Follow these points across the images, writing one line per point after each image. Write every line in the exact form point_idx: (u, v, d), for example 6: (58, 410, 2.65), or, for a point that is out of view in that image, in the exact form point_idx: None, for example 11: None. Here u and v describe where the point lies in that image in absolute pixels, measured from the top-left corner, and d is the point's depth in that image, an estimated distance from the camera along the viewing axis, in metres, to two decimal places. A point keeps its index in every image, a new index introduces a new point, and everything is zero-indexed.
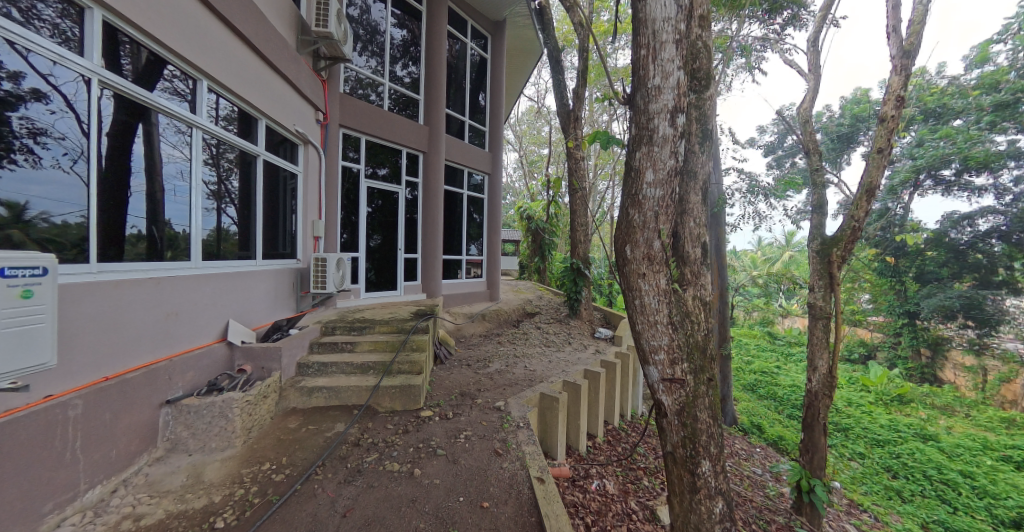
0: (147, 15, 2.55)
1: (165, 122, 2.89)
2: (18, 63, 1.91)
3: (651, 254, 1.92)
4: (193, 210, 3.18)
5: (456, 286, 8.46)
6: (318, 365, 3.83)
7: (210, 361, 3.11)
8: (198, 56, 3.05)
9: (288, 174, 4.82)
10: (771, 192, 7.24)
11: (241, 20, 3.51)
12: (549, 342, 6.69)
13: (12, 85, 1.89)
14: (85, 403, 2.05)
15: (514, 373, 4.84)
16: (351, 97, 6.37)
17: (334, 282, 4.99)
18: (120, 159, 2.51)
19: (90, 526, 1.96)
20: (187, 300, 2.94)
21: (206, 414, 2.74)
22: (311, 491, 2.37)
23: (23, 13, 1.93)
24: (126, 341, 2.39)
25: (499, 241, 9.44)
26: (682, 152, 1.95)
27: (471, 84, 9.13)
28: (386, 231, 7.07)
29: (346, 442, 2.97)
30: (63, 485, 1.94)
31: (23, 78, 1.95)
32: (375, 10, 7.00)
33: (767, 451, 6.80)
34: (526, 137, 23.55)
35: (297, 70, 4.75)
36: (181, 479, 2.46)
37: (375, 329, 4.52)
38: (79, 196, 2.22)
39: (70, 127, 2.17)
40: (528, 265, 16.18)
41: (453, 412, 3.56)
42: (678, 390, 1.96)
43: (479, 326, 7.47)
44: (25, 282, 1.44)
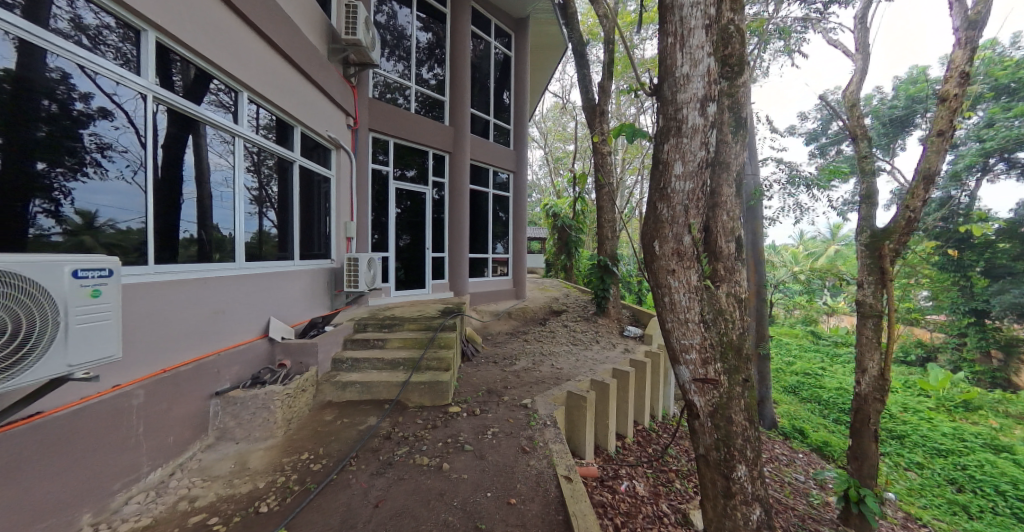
0: (194, 34, 2.74)
1: (212, 133, 3.09)
2: (87, 85, 2.11)
3: (680, 250, 1.85)
4: (236, 215, 3.38)
5: (482, 285, 8.56)
6: (351, 361, 3.99)
7: (253, 355, 3.31)
8: (239, 71, 3.25)
9: (321, 178, 5.03)
10: (813, 182, 6.79)
11: (275, 34, 3.69)
12: (576, 340, 6.62)
13: (82, 106, 2.09)
14: (144, 393, 2.25)
15: (540, 371, 4.84)
16: (379, 102, 6.56)
17: (366, 281, 5.16)
18: (174, 168, 2.72)
19: (152, 504, 2.16)
20: (232, 298, 3.13)
21: (250, 405, 2.92)
22: (346, 481, 2.47)
23: (91, 40, 2.13)
24: (180, 336, 2.59)
25: (524, 239, 9.43)
26: (713, 142, 1.88)
27: (495, 83, 9.15)
28: (414, 232, 7.24)
29: (377, 435, 3.08)
30: (127, 467, 2.13)
31: (93, 99, 2.15)
32: (401, 15, 7.17)
33: (810, 457, 6.42)
34: (551, 134, 23.48)
35: (327, 77, 4.92)
36: (228, 465, 2.64)
37: (404, 326, 4.64)
38: (139, 203, 2.42)
39: (130, 141, 2.37)
40: (555, 263, 16.13)
41: (481, 409, 3.61)
42: (711, 391, 1.89)
43: (505, 324, 7.48)
44: (95, 283, 1.61)
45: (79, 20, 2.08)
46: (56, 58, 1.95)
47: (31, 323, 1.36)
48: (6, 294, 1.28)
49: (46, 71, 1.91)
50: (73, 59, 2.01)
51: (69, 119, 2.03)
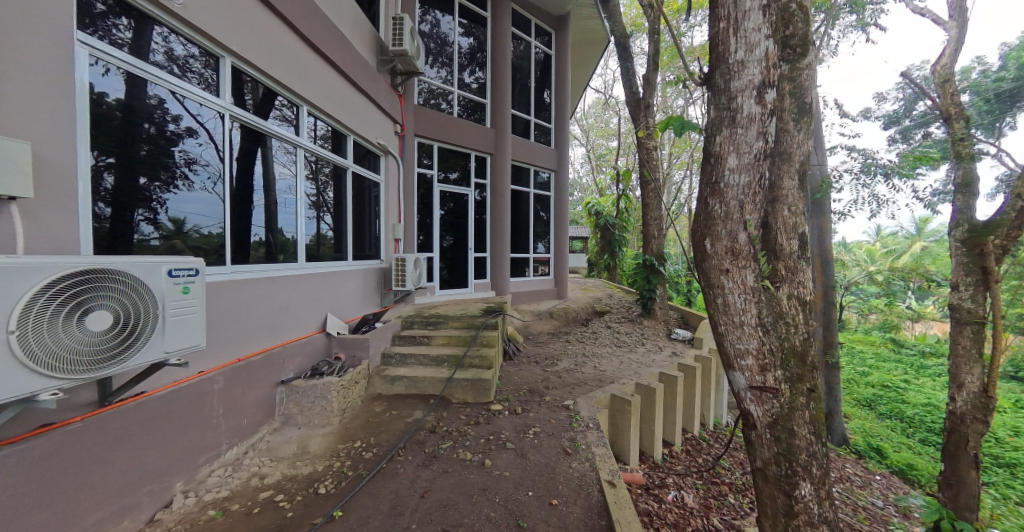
0: (261, 56, 3.04)
1: (278, 146, 3.40)
2: (177, 107, 2.41)
3: (735, 248, 1.73)
4: (298, 219, 3.69)
5: (523, 284, 8.59)
6: (399, 356, 4.18)
7: (312, 348, 3.59)
8: (299, 86, 3.54)
9: (372, 183, 5.32)
10: (894, 170, 6.04)
11: (330, 50, 3.97)
12: (620, 342, 6.43)
13: (174, 126, 2.39)
14: (223, 380, 2.53)
15: (583, 372, 4.76)
16: (424, 108, 6.83)
17: (412, 280, 5.39)
18: (246, 178, 3.03)
19: (230, 479, 2.42)
20: (294, 295, 3.42)
21: (310, 394, 3.17)
22: (394, 470, 2.60)
23: (180, 68, 2.44)
24: (251, 329, 2.87)
25: (566, 238, 9.33)
26: (773, 131, 1.73)
27: (536, 82, 9.15)
28: (457, 232, 7.44)
29: (423, 428, 3.21)
30: (209, 444, 2.40)
31: (182, 119, 2.45)
32: (444, 23, 7.41)
33: (890, 480, 5.70)
34: (593, 131, 23.05)
35: (377, 88, 5.20)
36: (292, 447, 2.88)
37: (448, 324, 4.78)
38: (217, 210, 2.73)
39: (211, 155, 2.67)
40: (597, 262, 15.78)
41: (522, 408, 3.63)
42: (770, 400, 1.75)
43: (546, 324, 7.44)
44: (185, 280, 1.83)
45: (171, 52, 2.39)
46: (154, 86, 2.26)
47: (137, 319, 1.59)
48: (113, 294, 1.50)
49: (147, 98, 2.22)
50: (166, 86, 2.31)
51: (165, 139, 2.34)
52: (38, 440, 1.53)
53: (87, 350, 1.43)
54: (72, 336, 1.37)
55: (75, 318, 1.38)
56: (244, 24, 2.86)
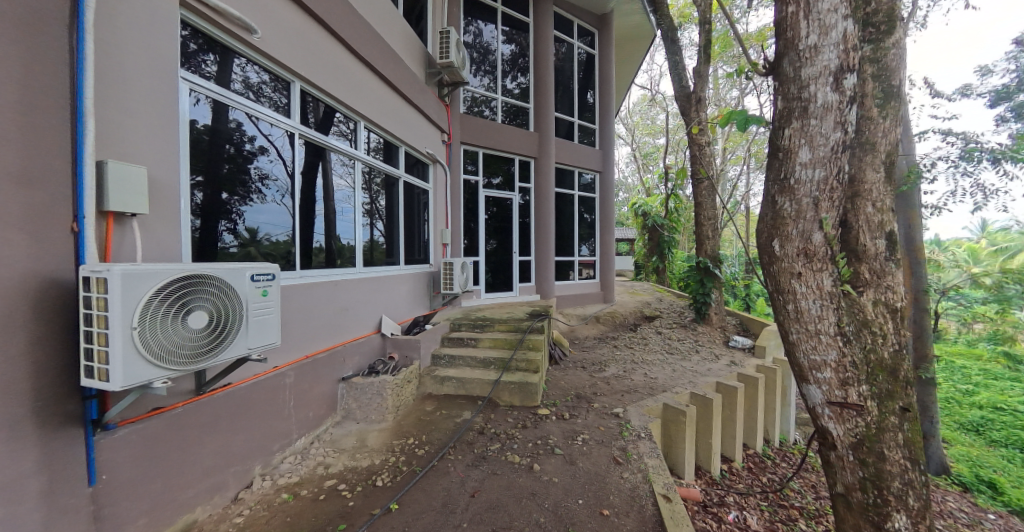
0: (323, 77, 3.32)
1: (336, 159, 3.65)
2: (252, 129, 2.70)
3: (808, 250, 1.59)
4: (355, 227, 3.94)
5: (567, 288, 8.50)
6: (447, 357, 4.31)
7: (369, 348, 3.81)
8: (356, 103, 3.81)
9: (421, 191, 5.56)
10: (1005, 155, 5.16)
11: (384, 68, 4.24)
12: (672, 349, 6.11)
13: (250, 146, 2.68)
14: (293, 375, 2.76)
15: (632, 379, 4.59)
16: (469, 116, 7.03)
17: (459, 284, 5.55)
18: (309, 190, 3.30)
19: (299, 466, 2.64)
20: (352, 298, 3.65)
21: (368, 390, 3.36)
22: (445, 469, 2.68)
23: (256, 94, 2.74)
24: (316, 329, 3.11)
25: (612, 240, 9.09)
26: (852, 120, 1.58)
27: (579, 83, 9.05)
28: (501, 236, 7.54)
29: (472, 429, 3.27)
30: (282, 432, 2.63)
31: (256, 140, 2.74)
32: (486, 32, 7.59)
33: (1007, 519, 4.82)
34: (639, 129, 22.37)
35: (426, 99, 5.44)
36: (352, 440, 3.07)
37: (494, 327, 4.86)
38: (285, 220, 3.00)
39: (280, 171, 2.95)
40: (645, 265, 15.22)
41: (570, 413, 3.58)
42: (853, 418, 1.57)
43: (592, 329, 7.28)
44: (264, 284, 2.04)
45: (248, 80, 2.69)
46: (234, 111, 2.55)
47: (227, 318, 1.80)
48: (208, 296, 1.71)
49: (227, 122, 2.51)
50: (243, 110, 2.60)
51: (242, 158, 2.62)
52: (149, 422, 1.79)
53: (189, 346, 1.64)
54: (178, 332, 1.59)
55: (180, 317, 1.60)
56: (309, 50, 3.15)
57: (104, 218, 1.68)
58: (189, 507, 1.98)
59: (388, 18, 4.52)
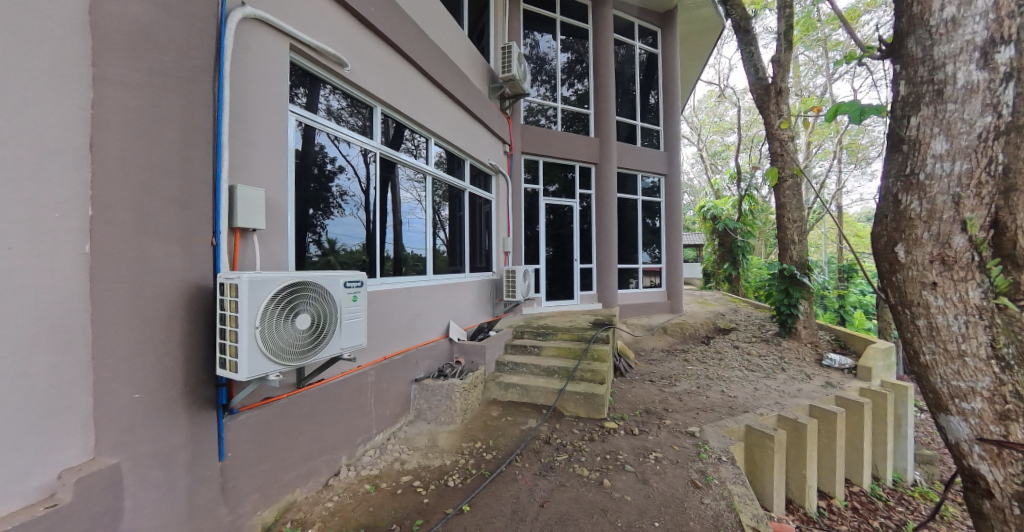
0: (398, 99, 3.59)
1: (404, 174, 3.85)
2: (334, 151, 2.95)
3: (947, 256, 1.38)
4: (425, 236, 4.17)
5: (631, 296, 8.17)
6: (511, 364, 4.37)
7: (438, 351, 4.00)
8: (426, 121, 4.06)
9: (484, 200, 5.75)
10: None
11: (451, 87, 4.47)
12: (753, 365, 5.53)
13: (331, 166, 2.92)
14: (373, 374, 2.99)
15: (708, 396, 4.25)
16: (529, 127, 7.15)
17: (522, 291, 5.62)
18: (382, 204, 3.50)
19: (379, 460, 2.84)
20: (422, 304, 3.85)
21: (437, 392, 3.51)
22: (513, 475, 2.69)
23: (340, 119, 3.03)
24: (390, 333, 3.31)
25: (679, 246, 8.56)
26: (1010, 100, 1.32)
27: (641, 85, 8.76)
28: (562, 244, 7.51)
29: (538, 438, 3.26)
30: (364, 427, 2.86)
31: (336, 161, 2.98)
32: (543, 43, 7.70)
33: None
34: (706, 127, 20.92)
35: (489, 113, 5.64)
36: (424, 439, 3.23)
37: (557, 336, 4.82)
38: (359, 231, 3.20)
39: (356, 188, 3.18)
40: (716, 272, 14.09)
41: (639, 429, 3.41)
42: (1016, 461, 1.35)
43: (659, 340, 6.89)
44: (354, 290, 2.25)
45: (331, 107, 2.95)
46: (320, 135, 2.82)
47: (325, 320, 2.01)
48: (312, 300, 1.94)
49: (313, 145, 2.77)
50: (328, 133, 2.89)
51: (325, 177, 2.87)
52: (262, 410, 2.06)
53: (295, 345, 1.85)
54: (288, 332, 1.81)
55: (289, 319, 1.82)
56: (387, 76, 3.44)
57: (234, 234, 2.00)
58: (290, 487, 2.24)
59: (456, 40, 4.80)
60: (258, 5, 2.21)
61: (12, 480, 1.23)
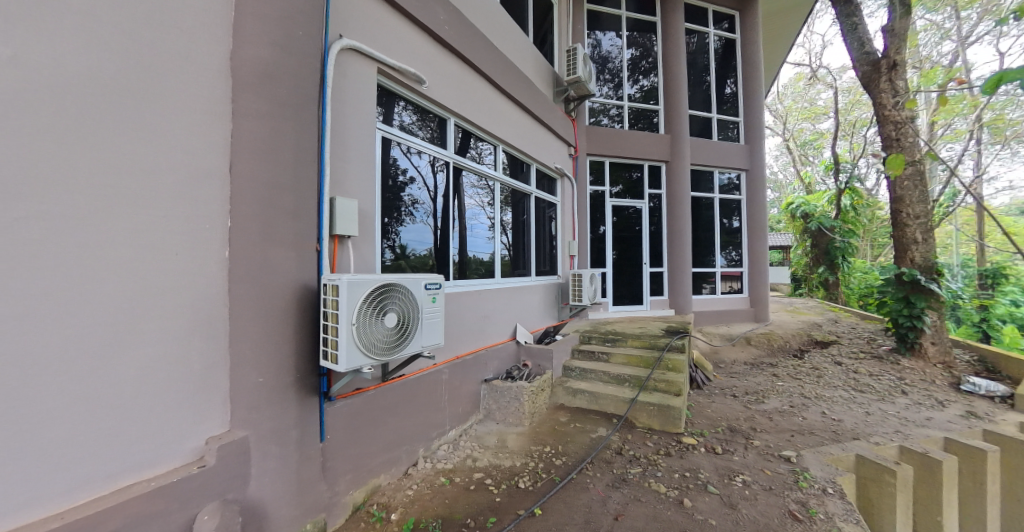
0: (466, 108, 3.72)
1: (470, 180, 3.96)
2: (406, 162, 3.09)
3: None
4: (491, 241, 4.27)
5: (707, 303, 7.57)
6: (578, 370, 4.29)
7: (506, 353, 4.08)
8: (492, 127, 4.16)
9: (549, 204, 5.75)
10: None
11: (517, 93, 4.56)
12: (862, 385, 4.76)
13: (403, 176, 3.06)
14: (447, 372, 3.14)
15: (806, 417, 3.75)
16: (594, 128, 7.01)
17: (589, 295, 5.50)
18: (448, 210, 3.59)
19: (452, 455, 2.98)
20: (490, 307, 3.95)
21: (506, 393, 3.57)
22: (584, 484, 2.63)
23: (413, 131, 3.20)
24: (460, 334, 3.43)
25: (764, 248, 7.73)
26: None
27: (716, 74, 8.11)
28: (629, 247, 7.22)
29: (609, 448, 3.15)
30: (439, 422, 3.02)
31: (407, 172, 3.12)
32: (607, 41, 7.51)
33: None
34: (794, 113, 18.67)
35: (554, 116, 5.63)
36: (494, 439, 3.31)
37: (627, 342, 4.64)
38: (427, 237, 3.33)
39: (425, 196, 3.31)
40: (810, 277, 12.46)
41: (722, 448, 3.11)
42: None
43: (742, 351, 6.27)
44: (433, 291, 2.38)
45: (405, 121, 3.13)
46: (394, 148, 2.97)
47: (408, 319, 2.16)
48: (398, 300, 2.11)
49: (388, 158, 2.92)
50: (402, 146, 3.05)
51: (398, 187, 3.01)
52: (354, 400, 2.28)
53: (382, 342, 2.02)
54: (377, 330, 1.98)
55: (378, 318, 1.99)
56: (457, 88, 3.59)
57: (333, 241, 2.24)
58: (376, 473, 2.44)
59: (521, 47, 4.90)
60: (352, 36, 2.47)
61: (169, 444, 1.55)
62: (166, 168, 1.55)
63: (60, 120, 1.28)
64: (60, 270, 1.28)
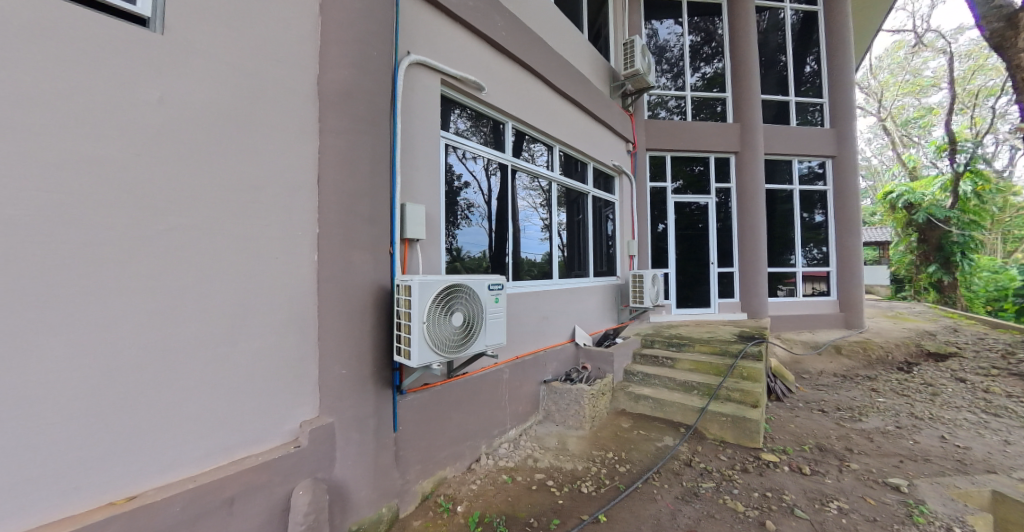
0: (522, 110, 3.73)
1: (524, 181, 3.95)
2: (461, 167, 3.17)
3: None
4: (546, 242, 4.25)
5: (787, 306, 6.85)
6: (641, 375, 4.12)
7: (565, 355, 4.05)
8: (548, 128, 4.14)
9: (607, 203, 5.60)
10: None
11: (574, 92, 4.50)
12: (996, 408, 3.97)
13: (458, 181, 3.14)
14: (507, 372, 3.19)
15: (919, 442, 3.22)
16: (654, 122, 6.69)
17: (651, 297, 5.26)
18: (502, 212, 3.61)
19: (513, 453, 3.02)
20: (549, 308, 3.94)
21: (566, 396, 3.54)
22: (651, 495, 2.52)
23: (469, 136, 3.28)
24: (519, 334, 3.47)
25: (858, 245, 6.80)
26: None
27: (795, 52, 7.32)
28: (694, 246, 6.78)
29: (677, 459, 2.98)
30: (499, 420, 3.08)
31: (462, 176, 3.19)
32: (666, 30, 7.13)
33: None
34: (893, 88, 16.20)
35: (612, 113, 5.47)
36: (554, 440, 3.30)
37: (694, 348, 4.36)
38: (482, 238, 3.38)
39: (480, 199, 3.37)
40: (918, 277, 10.73)
41: (812, 468, 2.79)
42: None
43: (831, 361, 5.58)
44: (495, 292, 2.44)
45: (460, 127, 3.21)
46: (450, 153, 3.05)
47: (472, 319, 2.24)
48: (463, 300, 2.19)
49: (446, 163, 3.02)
50: (457, 151, 3.13)
51: (454, 191, 3.09)
52: (422, 394, 2.41)
53: (449, 340, 2.10)
54: (445, 328, 2.08)
55: (445, 317, 2.08)
56: (512, 90, 3.61)
57: (403, 244, 2.40)
58: (443, 465, 2.56)
59: (577, 45, 4.84)
60: (418, 51, 2.63)
61: (270, 424, 1.78)
62: (267, 183, 1.80)
63: (190, 149, 1.55)
64: (190, 273, 1.54)
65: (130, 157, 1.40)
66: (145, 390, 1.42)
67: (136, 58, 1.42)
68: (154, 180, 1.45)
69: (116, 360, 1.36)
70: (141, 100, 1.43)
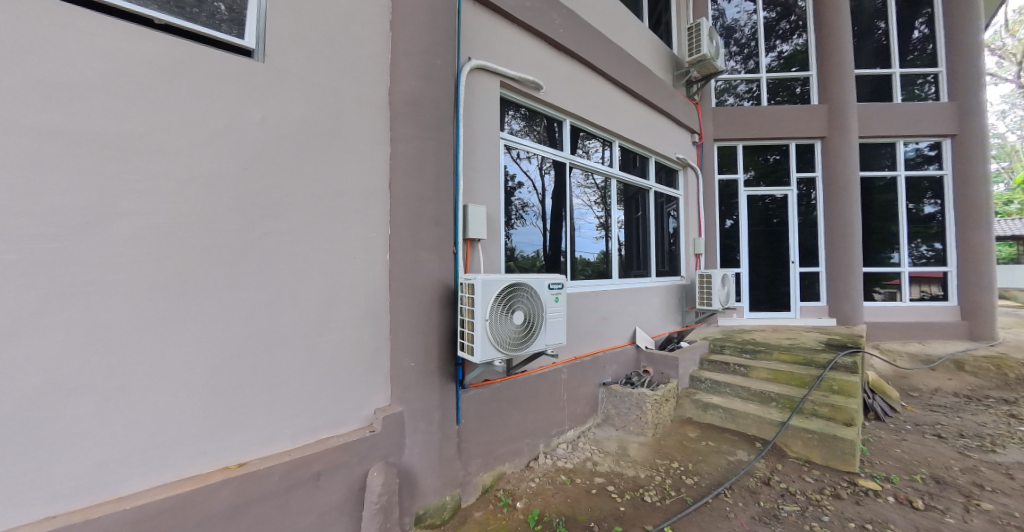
0: (578, 105, 3.64)
1: (580, 178, 3.86)
2: (516, 167, 3.19)
3: None
4: (603, 241, 4.13)
5: (889, 312, 5.93)
6: (710, 382, 3.84)
7: (625, 358, 3.91)
8: (606, 122, 4.00)
9: (669, 199, 5.30)
10: None
11: (635, 84, 4.32)
12: None
13: (513, 181, 3.17)
14: (565, 372, 3.17)
15: None
16: (723, 110, 6.19)
17: (720, 299, 4.88)
18: (557, 211, 3.57)
19: (571, 454, 3.00)
20: (608, 308, 3.84)
21: (626, 400, 3.42)
22: (723, 512, 2.35)
23: (524, 135, 3.28)
24: (577, 334, 3.43)
25: (987, 241, 5.67)
26: None
27: (901, 17, 6.29)
28: (771, 243, 6.14)
29: (754, 476, 2.73)
30: (557, 420, 3.06)
31: (517, 176, 3.21)
32: (736, 8, 6.54)
33: None
34: None
35: (676, 103, 5.15)
36: (613, 445, 3.21)
37: (773, 356, 3.96)
38: (537, 238, 3.39)
39: (534, 198, 3.37)
40: None
41: (926, 503, 2.38)
42: None
43: (949, 378, 4.72)
44: (555, 292, 2.43)
45: (515, 126, 3.22)
46: (505, 154, 3.09)
47: (533, 318, 2.26)
48: (524, 298, 2.23)
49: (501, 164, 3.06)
50: (512, 151, 3.15)
51: (509, 191, 3.13)
52: (482, 389, 2.49)
53: (510, 338, 2.14)
54: (506, 325, 2.12)
55: (506, 315, 2.12)
56: (569, 86, 3.54)
57: (464, 244, 2.49)
58: (502, 460, 2.62)
59: (637, 34, 4.63)
60: (478, 56, 2.71)
61: (349, 408, 1.95)
62: (347, 190, 1.98)
63: (286, 161, 1.76)
64: (286, 270, 1.75)
65: (241, 171, 1.63)
66: (252, 371, 1.64)
67: (245, 85, 1.65)
68: (258, 190, 1.67)
69: (231, 345, 1.59)
70: (250, 121, 1.66)
